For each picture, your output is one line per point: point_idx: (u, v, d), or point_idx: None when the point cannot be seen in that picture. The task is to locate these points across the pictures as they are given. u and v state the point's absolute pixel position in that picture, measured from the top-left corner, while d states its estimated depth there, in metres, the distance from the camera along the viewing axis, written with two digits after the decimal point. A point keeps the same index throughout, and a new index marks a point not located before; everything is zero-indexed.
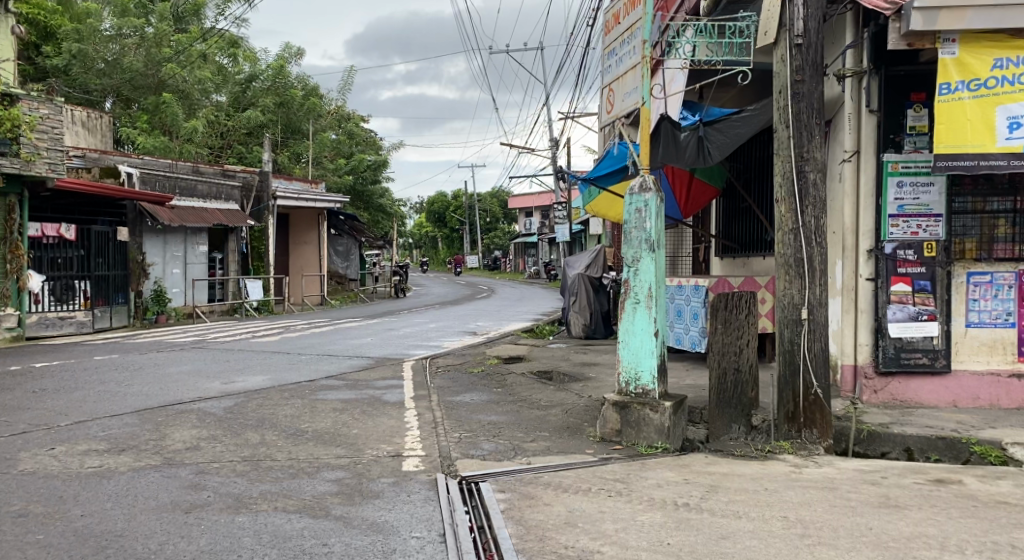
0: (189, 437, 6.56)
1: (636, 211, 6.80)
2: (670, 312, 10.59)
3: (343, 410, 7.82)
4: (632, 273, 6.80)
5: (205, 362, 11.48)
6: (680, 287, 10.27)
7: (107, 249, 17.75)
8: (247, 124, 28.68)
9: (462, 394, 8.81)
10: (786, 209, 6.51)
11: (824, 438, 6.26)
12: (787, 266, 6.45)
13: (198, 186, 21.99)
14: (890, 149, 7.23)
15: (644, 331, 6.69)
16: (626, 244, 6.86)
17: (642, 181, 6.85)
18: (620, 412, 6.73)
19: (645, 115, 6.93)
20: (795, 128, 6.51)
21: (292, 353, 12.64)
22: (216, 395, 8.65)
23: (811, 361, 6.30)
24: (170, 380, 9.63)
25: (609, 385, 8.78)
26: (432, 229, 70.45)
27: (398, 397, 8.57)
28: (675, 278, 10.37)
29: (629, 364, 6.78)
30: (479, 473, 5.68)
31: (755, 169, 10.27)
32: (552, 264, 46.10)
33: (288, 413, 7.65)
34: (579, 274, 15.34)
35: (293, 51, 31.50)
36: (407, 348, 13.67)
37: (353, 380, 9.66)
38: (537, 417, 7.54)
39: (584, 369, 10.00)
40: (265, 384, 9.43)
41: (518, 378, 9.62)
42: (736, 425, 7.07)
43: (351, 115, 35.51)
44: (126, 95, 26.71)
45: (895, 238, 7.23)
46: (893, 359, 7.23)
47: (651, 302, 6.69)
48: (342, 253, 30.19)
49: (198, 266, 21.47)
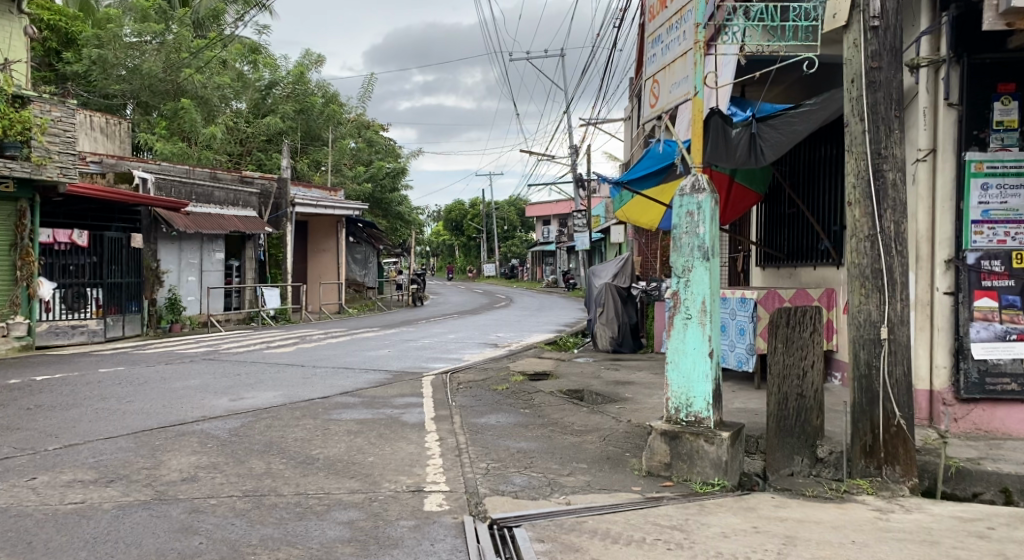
0: (186, 465, 5.83)
1: (687, 214, 6.04)
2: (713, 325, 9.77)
3: (358, 434, 7.10)
4: (683, 285, 6.04)
5: (215, 376, 10.80)
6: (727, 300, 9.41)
7: (120, 256, 17.23)
8: (266, 130, 28.22)
9: (488, 415, 8.06)
10: (860, 213, 5.73)
11: (908, 477, 5.45)
12: (862, 278, 5.67)
13: (215, 193, 21.48)
14: (973, 147, 6.50)
15: (697, 351, 5.94)
16: (676, 252, 6.10)
17: (694, 180, 6.10)
18: (670, 443, 5.95)
19: (697, 106, 6.15)
20: (870, 122, 5.74)
21: (306, 367, 11.94)
22: (221, 414, 7.94)
23: (893, 388, 5.51)
24: (175, 396, 8.94)
25: (649, 408, 7.99)
26: (450, 238, 69.86)
27: (419, 419, 7.84)
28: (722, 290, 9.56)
29: (679, 388, 6.01)
30: (513, 516, 4.92)
31: (805, 172, 9.52)
32: (572, 274, 45.39)
33: (298, 437, 6.93)
34: (607, 285, 14.49)
35: (313, 57, 31.03)
36: (427, 361, 12.93)
37: (370, 398, 8.93)
38: (572, 445, 6.77)
39: (619, 388, 9.21)
40: (276, 401, 8.73)
41: (547, 397, 8.86)
42: (799, 458, 6.32)
43: (370, 122, 34.97)
44: (145, 101, 26.32)
45: (979, 247, 6.47)
46: (977, 385, 6.47)
47: (704, 318, 5.94)
48: (361, 262, 29.66)
49: (213, 274, 20.93)
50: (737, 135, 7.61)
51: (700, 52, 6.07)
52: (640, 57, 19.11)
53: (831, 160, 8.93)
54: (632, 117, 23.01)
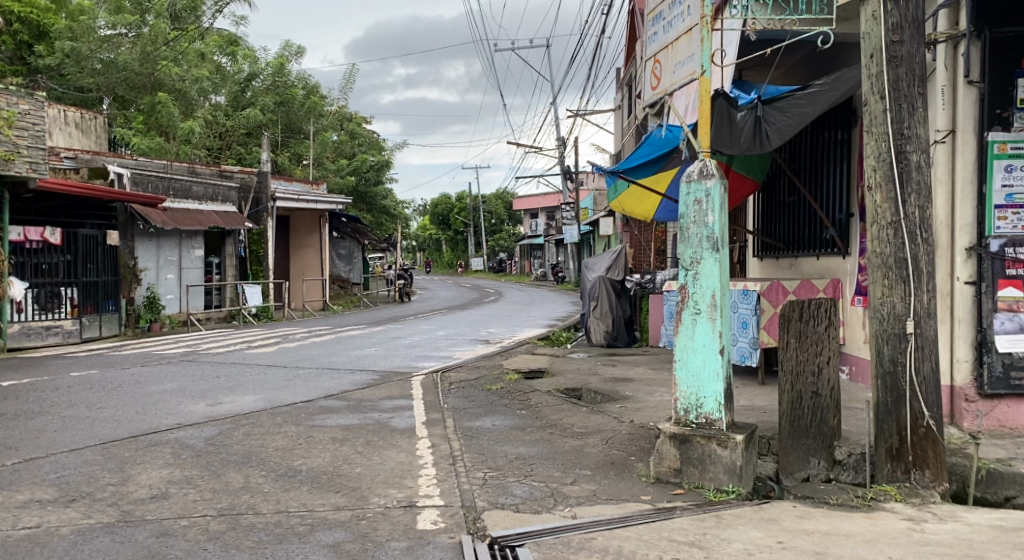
0: (156, 479, 5.34)
1: (695, 202, 5.63)
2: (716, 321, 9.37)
3: (344, 441, 6.65)
4: (691, 278, 5.62)
5: (193, 379, 10.27)
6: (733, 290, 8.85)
7: (96, 253, 16.63)
8: (245, 123, 27.53)
9: (482, 418, 7.61)
10: (881, 198, 5.34)
11: (938, 481, 5.07)
12: (886, 268, 5.27)
13: (194, 187, 20.77)
14: (996, 126, 6.14)
15: (707, 348, 5.53)
16: (683, 242, 5.68)
17: (701, 165, 5.67)
18: (680, 447, 5.53)
19: (704, 86, 5.73)
20: (892, 100, 5.33)
21: (289, 367, 11.45)
22: (197, 421, 7.44)
23: (920, 386, 5.12)
24: (149, 402, 8.43)
25: (652, 407, 7.58)
26: (436, 232, 69.21)
27: (408, 423, 7.39)
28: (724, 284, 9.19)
29: (688, 389, 5.60)
30: (515, 533, 4.50)
31: (808, 158, 9.15)
32: (560, 267, 44.93)
33: (279, 446, 6.46)
34: (599, 277, 14.20)
35: (293, 48, 30.35)
36: (415, 359, 12.45)
37: (356, 401, 8.46)
38: (573, 449, 6.35)
39: (618, 386, 8.80)
40: (256, 406, 8.24)
41: (544, 397, 8.42)
42: (815, 460, 5.95)
43: (353, 115, 34.32)
44: (121, 95, 25.58)
45: (1002, 234, 6.12)
46: (1001, 380, 6.13)
47: (715, 313, 5.53)
48: (345, 257, 29.07)
49: (193, 272, 20.34)
50: (741, 118, 7.20)
51: (707, 28, 5.65)
52: (629, 43, 18.66)
53: (837, 144, 8.56)
54: (622, 107, 22.57)
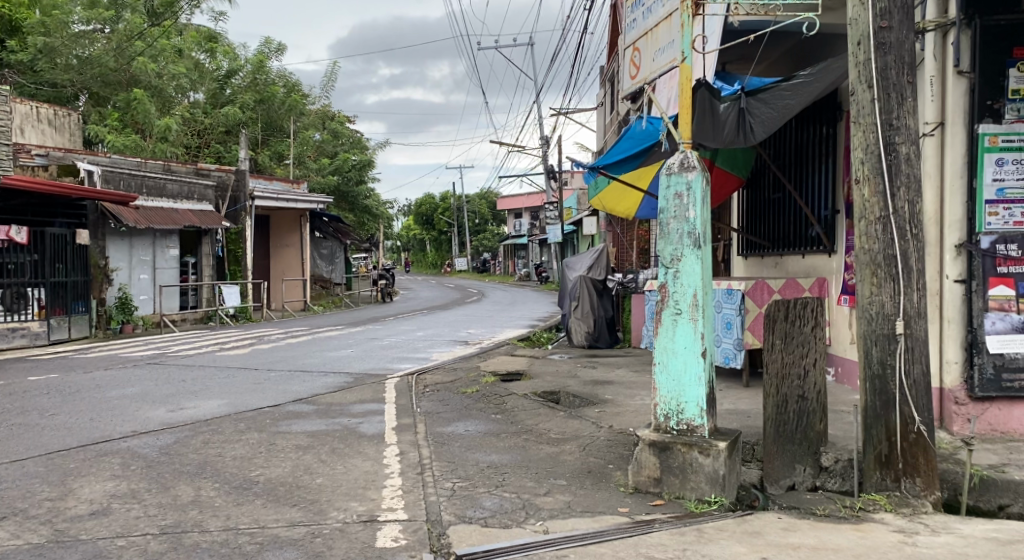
0: (99, 494, 5.01)
1: (676, 197, 5.36)
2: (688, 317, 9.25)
3: (307, 450, 6.32)
4: (672, 277, 5.35)
5: (158, 383, 9.89)
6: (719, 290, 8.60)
7: (65, 253, 16.19)
8: (224, 121, 27.03)
9: (455, 423, 7.30)
10: (869, 192, 5.07)
11: (929, 490, 4.81)
12: (873, 265, 5.01)
13: (168, 185, 20.28)
14: (987, 118, 5.89)
15: (688, 350, 5.26)
16: (663, 239, 5.40)
17: (682, 158, 5.40)
18: (659, 455, 5.24)
19: (684, 73, 5.47)
20: (880, 89, 5.07)
21: (260, 370, 11.09)
22: (155, 429, 7.08)
23: (911, 389, 4.85)
24: (106, 408, 8.06)
25: (632, 411, 7.30)
26: (420, 232, 68.73)
27: (377, 429, 7.07)
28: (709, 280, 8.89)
29: (668, 393, 5.32)
30: (480, 551, 4.21)
31: (795, 153, 8.93)
32: (545, 267, 44.64)
33: (237, 455, 6.13)
34: (580, 276, 13.92)
35: (273, 46, 29.87)
36: (391, 361, 12.10)
37: (325, 406, 8.13)
38: (548, 456, 6.05)
39: (598, 388, 8.51)
40: (219, 412, 7.89)
41: (521, 401, 8.13)
42: (801, 467, 5.70)
43: (335, 114, 33.87)
44: (96, 92, 25.03)
45: (994, 230, 5.87)
46: (992, 382, 5.88)
47: (696, 314, 5.26)
48: (326, 257, 28.65)
49: (168, 272, 19.89)
50: (725, 110, 6.95)
51: (688, 12, 5.38)
52: (613, 40, 18.38)
53: (823, 139, 8.32)
54: (605, 104, 22.28)
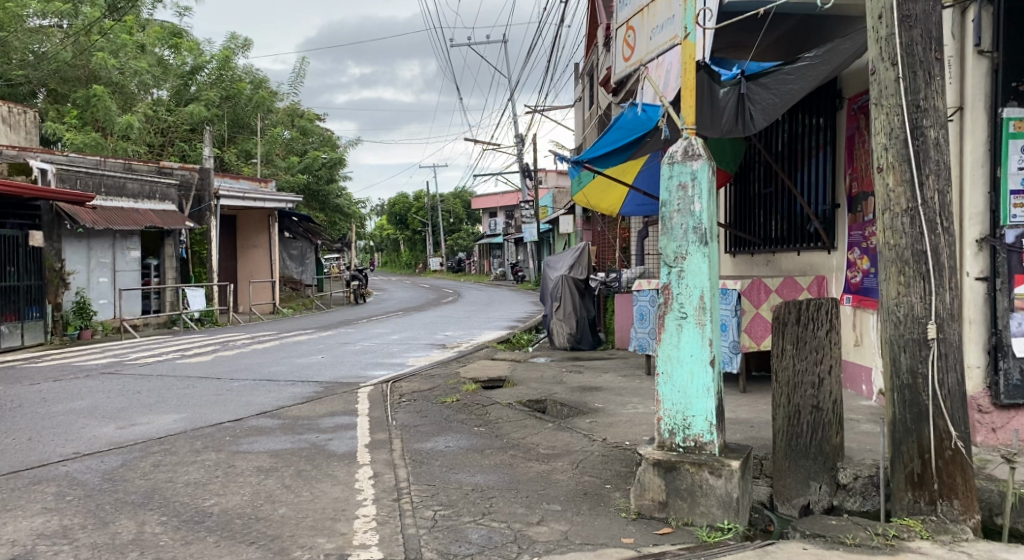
0: (25, 534, 4.37)
1: (679, 187, 4.82)
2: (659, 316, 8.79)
3: (272, 472, 5.71)
4: (675, 277, 4.82)
5: (111, 395, 9.16)
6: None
7: (16, 256, 15.31)
8: (189, 119, 26.03)
9: (435, 438, 6.71)
10: (894, 182, 4.54)
11: (969, 514, 4.31)
12: (900, 264, 4.49)
13: (128, 184, 19.34)
14: (1011, 102, 5.41)
15: (695, 359, 4.73)
16: (665, 235, 4.86)
17: (686, 144, 4.85)
18: (665, 477, 4.69)
19: (688, 51, 4.94)
20: (905, 67, 4.53)
21: (223, 379, 10.39)
22: (101, 449, 6.41)
23: (945, 401, 4.35)
24: (48, 426, 7.34)
25: (626, 422, 6.75)
26: (394, 232, 67.80)
27: (348, 446, 6.46)
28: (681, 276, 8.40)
29: (673, 406, 4.78)
30: None
31: (790, 145, 8.41)
32: (521, 266, 43.97)
33: (191, 481, 5.50)
34: (562, 277, 13.38)
35: (240, 41, 28.96)
36: (365, 368, 11.45)
37: (292, 420, 7.49)
38: (538, 476, 5.50)
39: (587, 396, 7.96)
40: (174, 428, 7.23)
41: (504, 411, 7.55)
42: (816, 484, 5.18)
43: (304, 112, 32.97)
44: (54, 88, 23.88)
45: (1019, 223, 5.41)
46: (1019, 388, 5.41)
47: (703, 318, 4.73)
48: (296, 257, 27.78)
49: (128, 275, 19.01)
50: (724, 95, 6.46)
51: None
52: (592, 32, 17.84)
53: (820, 130, 7.81)
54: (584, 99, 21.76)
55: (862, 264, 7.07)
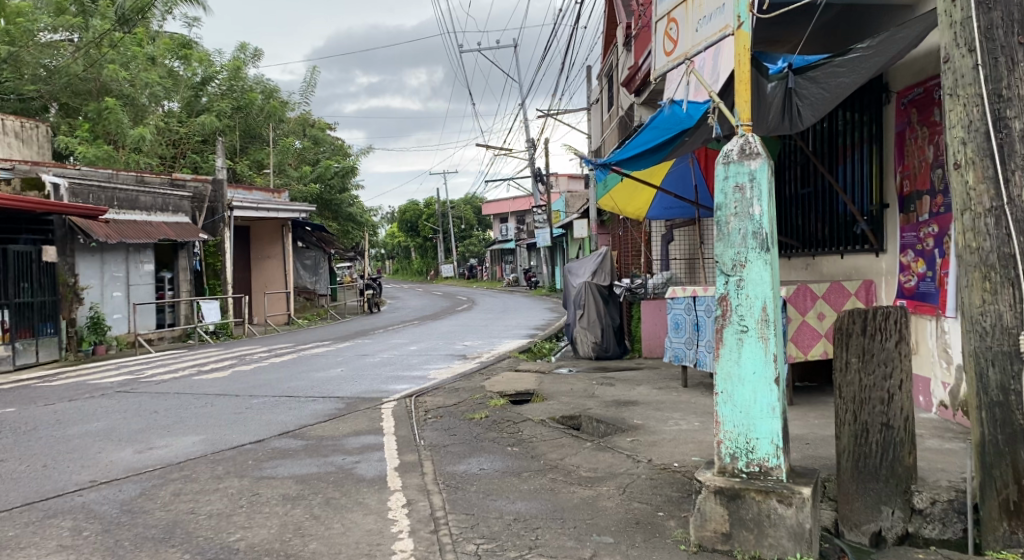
0: None
1: (735, 189, 4.45)
2: (693, 327, 8.36)
3: (299, 500, 5.37)
4: (734, 287, 4.44)
5: (126, 415, 8.83)
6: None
7: (29, 271, 15.06)
8: (201, 130, 25.82)
9: (468, 460, 6.34)
10: (976, 178, 4.15)
11: None
12: (987, 269, 4.08)
13: (141, 197, 19.11)
14: None
15: (757, 376, 4.36)
16: (721, 241, 4.49)
17: (742, 142, 4.49)
18: (728, 505, 4.30)
19: (740, 42, 4.61)
20: (986, 52, 4.12)
21: (241, 396, 10.05)
22: (116, 477, 6.07)
23: None
24: (61, 451, 7.01)
25: (670, 440, 6.36)
26: (405, 240, 67.59)
27: (376, 470, 6.10)
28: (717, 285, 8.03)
29: (735, 428, 4.39)
30: None
31: (830, 141, 7.97)
32: (534, 272, 43.58)
33: (213, 511, 5.16)
34: (584, 283, 13.00)
35: (250, 51, 28.81)
36: (386, 381, 11.08)
37: (315, 441, 7.14)
38: (584, 503, 5.13)
39: (623, 411, 7.58)
40: (193, 452, 6.89)
41: (537, 429, 7.17)
42: (888, 509, 4.75)
43: (315, 121, 32.78)
44: (66, 102, 23.68)
45: None
46: None
47: (766, 331, 4.36)
48: (310, 267, 27.52)
49: (142, 288, 18.76)
50: (772, 90, 6.02)
51: None
52: (608, 32, 17.47)
53: (865, 125, 7.38)
54: (600, 102, 21.41)
55: (917, 268, 6.65)
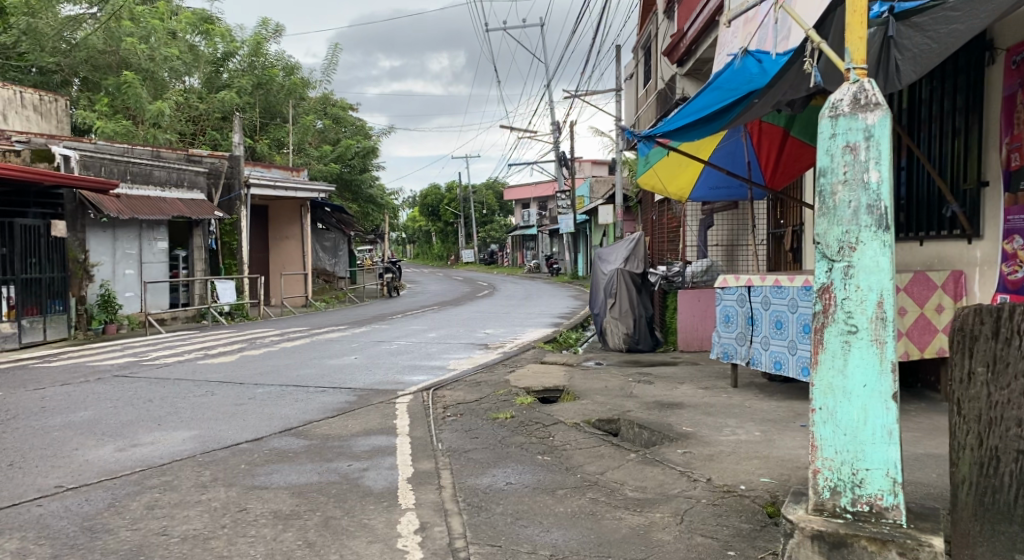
0: None
1: (846, 149, 3.50)
2: (745, 322, 7.40)
3: (292, 518, 4.51)
4: (842, 279, 3.49)
5: (118, 404, 8.01)
6: (783, 289, 6.91)
7: (38, 247, 14.31)
8: (221, 106, 25.00)
9: (494, 471, 5.44)
10: None
11: None
12: None
13: (155, 172, 18.30)
14: None
15: (870, 390, 3.43)
16: (824, 218, 3.54)
17: (857, 91, 3.52)
18: (829, 554, 3.36)
19: None
20: None
21: (245, 384, 9.21)
22: (88, 482, 5.22)
23: None
24: (35, 447, 6.19)
25: (729, 453, 5.42)
26: (426, 224, 66.83)
27: (385, 481, 5.22)
28: (771, 275, 7.05)
29: (838, 454, 3.46)
30: None
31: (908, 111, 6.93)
32: (556, 259, 42.61)
33: (191, 532, 4.30)
34: (617, 269, 12.02)
35: (271, 26, 27.96)
36: (403, 372, 10.20)
37: (319, 442, 6.27)
38: (637, 536, 4.22)
39: (670, 414, 6.64)
40: (181, 451, 6.05)
41: (572, 434, 6.26)
42: None
43: (337, 99, 31.91)
44: (86, 77, 22.85)
45: None
46: None
47: (881, 336, 3.42)
48: (329, 249, 26.73)
49: (156, 266, 18.02)
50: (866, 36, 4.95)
51: None
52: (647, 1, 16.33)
53: (959, 90, 6.34)
54: (634, 78, 20.29)
55: None
